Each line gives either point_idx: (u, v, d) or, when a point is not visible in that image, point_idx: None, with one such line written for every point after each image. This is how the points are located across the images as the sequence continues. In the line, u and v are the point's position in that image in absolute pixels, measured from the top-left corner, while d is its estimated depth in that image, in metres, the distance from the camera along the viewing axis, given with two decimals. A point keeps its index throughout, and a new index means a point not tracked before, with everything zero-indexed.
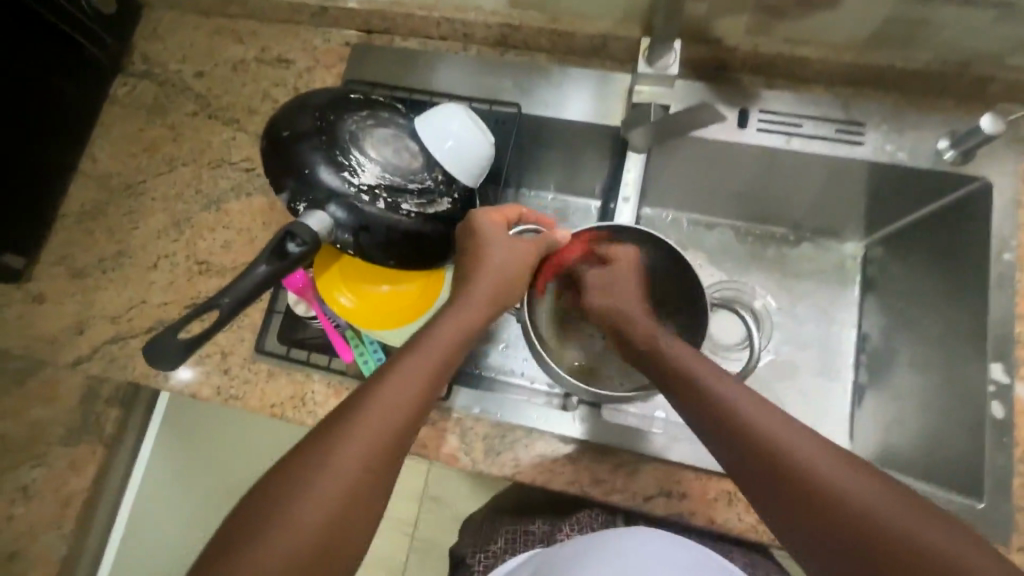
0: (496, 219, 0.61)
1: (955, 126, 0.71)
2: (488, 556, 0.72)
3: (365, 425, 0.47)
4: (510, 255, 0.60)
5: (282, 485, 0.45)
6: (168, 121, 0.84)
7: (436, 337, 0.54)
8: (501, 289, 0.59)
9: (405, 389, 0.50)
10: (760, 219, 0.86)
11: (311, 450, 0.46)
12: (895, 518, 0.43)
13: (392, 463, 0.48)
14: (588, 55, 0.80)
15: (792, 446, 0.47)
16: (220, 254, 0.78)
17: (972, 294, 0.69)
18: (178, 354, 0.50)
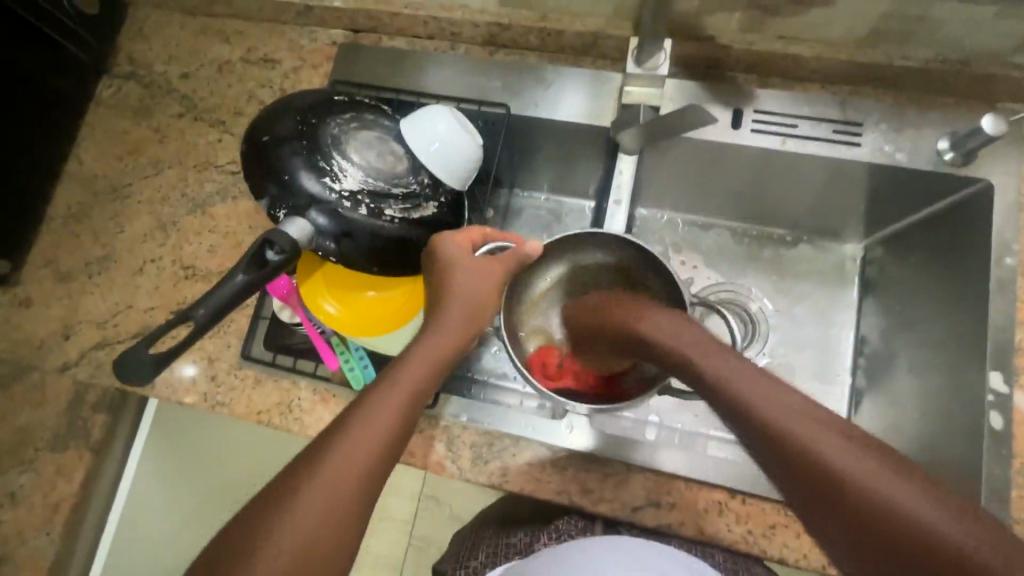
0: (462, 240, 0.60)
1: (957, 125, 0.69)
2: (468, 567, 0.72)
3: (351, 440, 0.47)
4: (478, 275, 0.59)
5: (251, 530, 0.43)
6: (154, 123, 0.83)
7: (412, 364, 0.53)
8: (474, 313, 0.59)
9: (390, 403, 0.50)
10: (756, 220, 0.84)
11: (280, 491, 0.44)
12: (939, 521, 0.35)
13: (368, 498, 0.46)
14: (579, 53, 0.78)
15: (785, 428, 0.42)
16: (207, 258, 0.77)
17: (972, 299, 0.67)
18: (147, 371, 0.51)
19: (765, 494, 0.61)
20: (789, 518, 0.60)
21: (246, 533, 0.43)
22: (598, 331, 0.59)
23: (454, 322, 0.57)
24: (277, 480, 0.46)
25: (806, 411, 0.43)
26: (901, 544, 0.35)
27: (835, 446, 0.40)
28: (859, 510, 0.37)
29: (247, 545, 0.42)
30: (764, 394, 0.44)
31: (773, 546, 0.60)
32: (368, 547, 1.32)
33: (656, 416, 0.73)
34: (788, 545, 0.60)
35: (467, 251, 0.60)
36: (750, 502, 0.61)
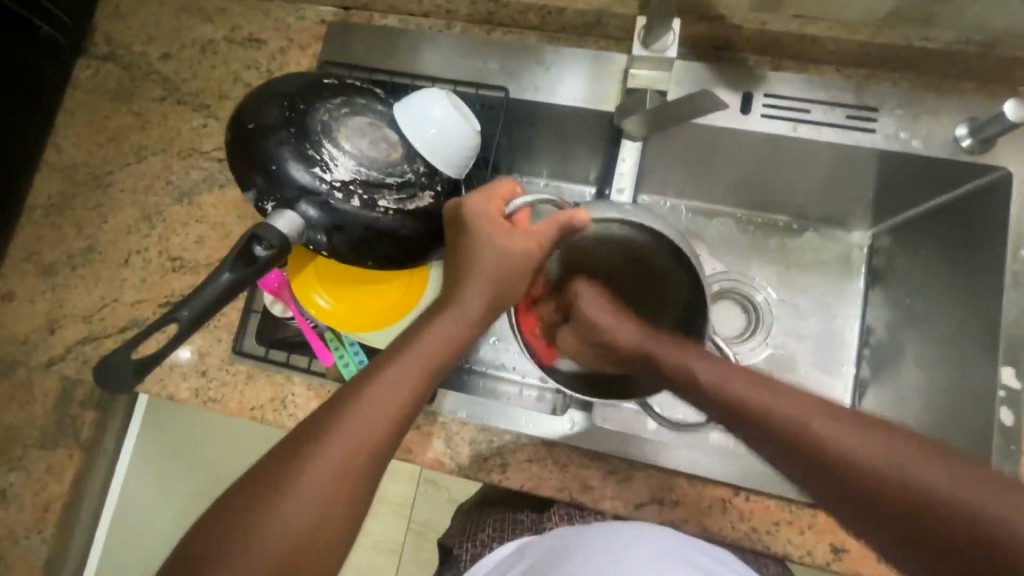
0: (491, 212, 0.53)
1: (975, 112, 0.66)
2: (475, 543, 0.70)
3: (361, 413, 0.46)
4: (506, 253, 0.53)
5: (236, 517, 0.43)
6: (136, 107, 0.79)
7: (418, 348, 0.50)
8: (494, 296, 0.53)
9: (402, 376, 0.49)
10: (762, 207, 0.82)
11: (274, 473, 0.44)
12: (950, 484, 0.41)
13: (361, 488, 0.45)
14: (580, 32, 0.74)
15: (803, 418, 0.47)
16: (194, 250, 0.74)
17: (986, 293, 0.65)
18: (127, 377, 0.49)
19: (768, 489, 0.60)
20: (793, 515, 0.60)
21: (229, 520, 0.43)
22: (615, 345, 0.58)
23: (473, 302, 0.53)
24: (267, 460, 0.45)
25: (834, 420, 0.46)
26: (932, 513, 0.41)
27: (865, 452, 0.44)
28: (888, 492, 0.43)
29: (231, 531, 0.42)
30: (771, 402, 0.49)
31: (776, 543, 0.59)
32: (367, 532, 1.33)
33: (659, 408, 0.72)
34: (792, 542, 0.59)
35: (495, 224, 0.53)
36: (754, 498, 0.60)
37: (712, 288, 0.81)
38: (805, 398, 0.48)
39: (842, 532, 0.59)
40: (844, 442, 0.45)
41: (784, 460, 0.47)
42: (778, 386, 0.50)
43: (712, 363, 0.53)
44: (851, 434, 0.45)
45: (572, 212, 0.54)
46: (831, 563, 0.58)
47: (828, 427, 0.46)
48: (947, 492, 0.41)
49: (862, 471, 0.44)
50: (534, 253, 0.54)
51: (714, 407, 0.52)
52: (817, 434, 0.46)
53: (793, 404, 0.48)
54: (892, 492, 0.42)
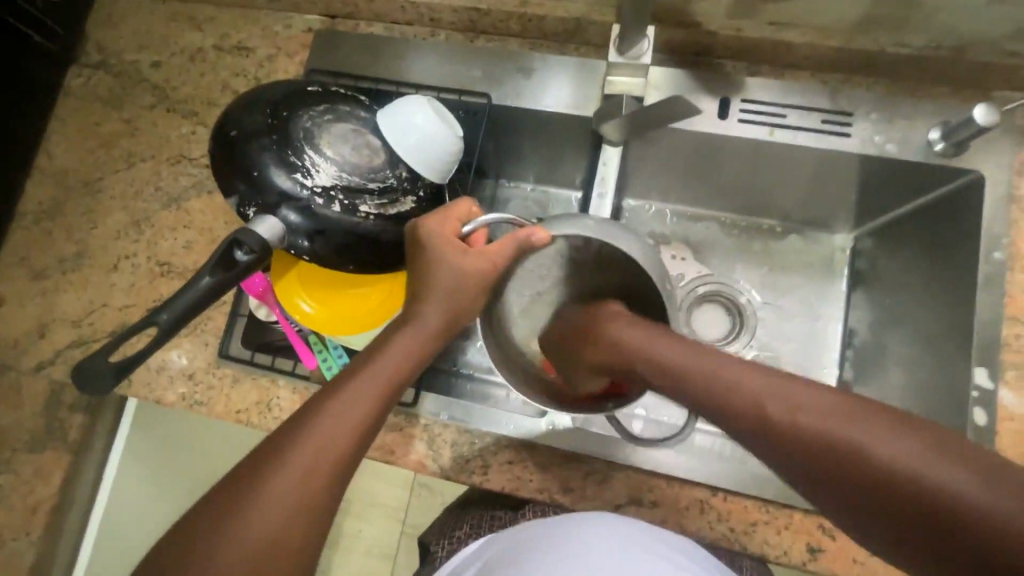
0: (446, 232, 0.54)
1: (948, 116, 0.67)
2: (451, 539, 0.71)
3: (329, 421, 0.47)
4: (461, 271, 0.55)
5: (206, 524, 0.43)
6: (126, 114, 0.80)
7: (386, 356, 0.52)
8: (454, 308, 0.55)
9: (369, 384, 0.50)
10: (745, 211, 0.83)
11: (242, 480, 0.45)
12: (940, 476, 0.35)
13: (331, 494, 0.46)
14: (562, 39, 0.75)
15: (771, 400, 0.43)
16: (182, 255, 0.75)
17: (962, 294, 0.65)
18: (107, 381, 0.50)
19: (747, 491, 0.61)
20: (770, 515, 0.60)
21: (194, 537, 0.43)
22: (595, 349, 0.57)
23: (434, 314, 0.54)
24: (230, 476, 0.46)
25: (803, 396, 0.42)
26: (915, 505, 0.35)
27: (836, 428, 0.39)
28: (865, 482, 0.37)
29: (195, 549, 0.42)
30: (739, 382, 0.45)
31: (754, 543, 0.59)
32: (361, 536, 1.33)
33: (642, 410, 0.73)
34: (769, 542, 0.59)
35: (450, 244, 0.54)
36: (732, 499, 0.61)
37: (696, 291, 0.82)
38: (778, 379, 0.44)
39: (819, 532, 0.59)
40: (812, 419, 0.40)
41: (753, 444, 0.43)
42: (746, 366, 0.46)
43: (679, 348, 0.50)
44: (821, 407, 0.40)
45: (530, 230, 0.55)
46: (808, 563, 0.59)
47: (795, 404, 0.42)
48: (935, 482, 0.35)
49: (832, 449, 0.39)
50: (489, 271, 0.56)
51: (680, 388, 0.49)
52: (783, 412, 0.41)
53: (760, 382, 0.44)
54: (865, 472, 0.37)
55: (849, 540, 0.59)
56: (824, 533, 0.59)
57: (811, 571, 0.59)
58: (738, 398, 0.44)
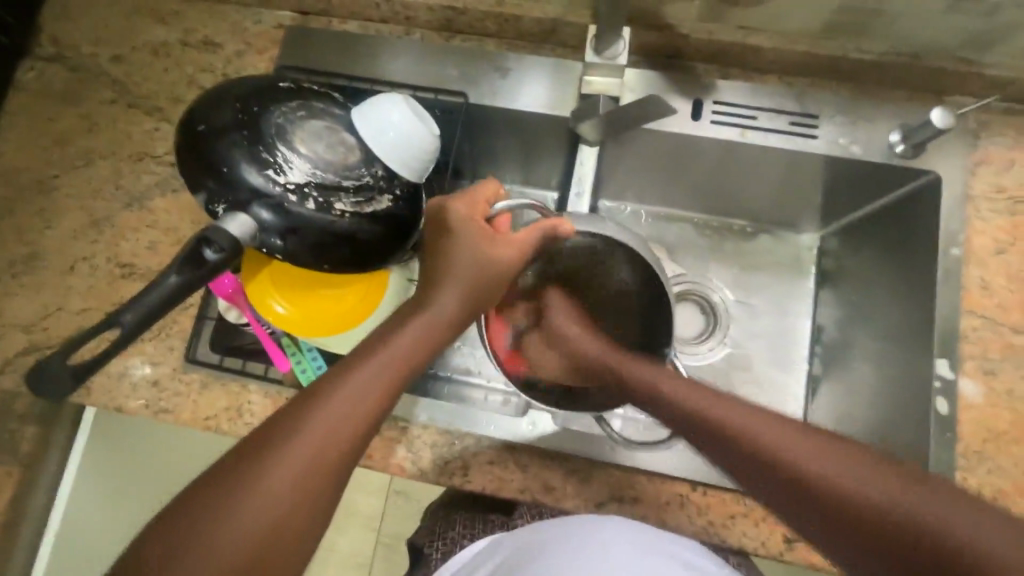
0: (474, 215, 0.54)
1: (907, 119, 0.70)
2: (445, 541, 0.70)
3: (331, 412, 0.45)
4: (485, 257, 0.53)
5: (188, 516, 0.41)
6: (83, 110, 0.77)
7: (393, 344, 0.49)
8: (471, 296, 0.53)
9: (375, 374, 0.47)
10: (717, 211, 0.85)
11: (232, 470, 0.42)
12: (927, 511, 0.40)
13: (324, 489, 0.44)
14: (537, 40, 0.76)
15: (771, 440, 0.48)
16: (145, 256, 0.72)
17: (923, 288, 0.68)
18: (64, 387, 0.47)
19: (726, 484, 0.61)
20: (747, 507, 0.61)
21: (175, 528, 0.41)
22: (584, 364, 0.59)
23: (449, 301, 0.52)
24: (216, 465, 0.43)
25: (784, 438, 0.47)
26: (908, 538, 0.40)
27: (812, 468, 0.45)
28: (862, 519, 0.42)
29: (174, 543, 0.40)
30: (738, 422, 0.50)
31: (733, 536, 0.60)
32: (336, 547, 1.29)
33: None
34: (747, 534, 0.60)
35: (477, 227, 0.54)
36: (710, 493, 0.62)
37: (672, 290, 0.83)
38: (772, 420, 0.49)
39: None
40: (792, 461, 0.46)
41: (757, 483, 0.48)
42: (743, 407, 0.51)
43: (674, 381, 0.55)
44: (799, 448, 0.46)
45: (553, 221, 0.55)
46: (785, 553, 0.60)
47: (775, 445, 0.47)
48: (924, 516, 0.40)
49: (833, 491, 0.44)
50: (512, 261, 0.55)
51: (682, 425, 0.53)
52: (784, 454, 0.46)
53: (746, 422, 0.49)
54: (866, 513, 0.42)
55: None
56: None
57: (787, 561, 0.60)
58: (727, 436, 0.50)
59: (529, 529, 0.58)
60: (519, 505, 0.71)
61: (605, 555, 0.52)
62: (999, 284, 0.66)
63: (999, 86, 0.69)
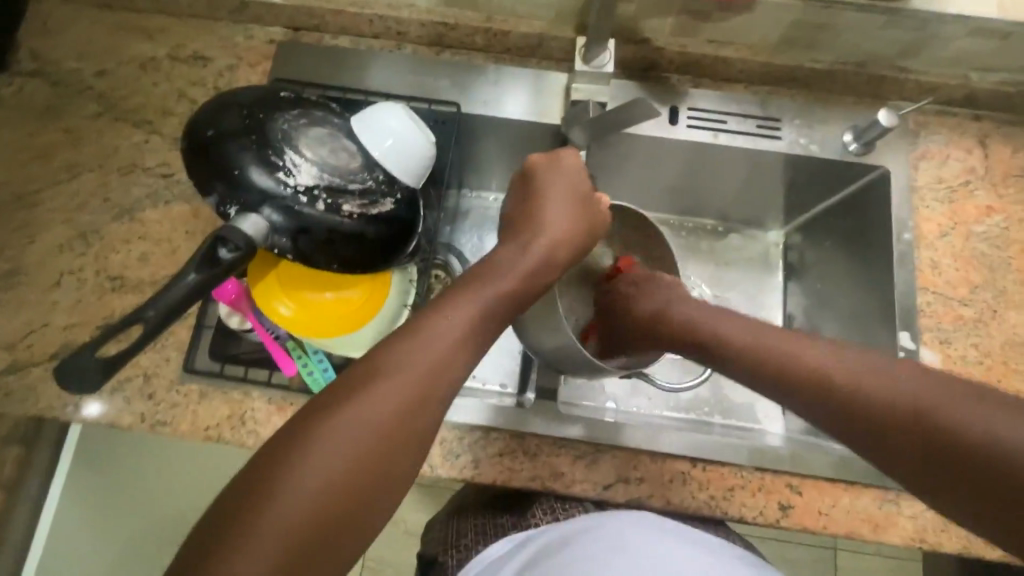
0: (574, 170, 0.63)
1: (856, 122, 0.78)
2: (460, 549, 0.69)
3: (399, 377, 0.46)
4: (577, 182, 0.63)
5: (257, 479, 0.41)
6: (66, 125, 0.75)
7: (455, 313, 0.50)
8: (557, 256, 0.58)
9: (439, 343, 0.48)
10: (690, 213, 0.91)
11: (299, 434, 0.43)
12: (981, 420, 0.44)
13: (387, 459, 0.44)
14: (523, 54, 0.81)
15: (829, 366, 0.52)
16: (137, 268, 0.71)
17: (880, 271, 0.75)
18: (93, 378, 0.49)
19: (723, 458, 0.65)
20: (744, 479, 0.65)
21: (242, 497, 0.41)
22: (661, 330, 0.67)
23: (533, 263, 0.57)
24: (283, 430, 0.44)
25: (836, 355, 0.52)
26: (965, 451, 0.44)
27: (856, 373, 0.50)
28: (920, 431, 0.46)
29: (245, 506, 0.40)
30: (802, 355, 0.54)
31: (733, 507, 0.64)
32: None
33: (613, 403, 0.79)
34: (746, 505, 0.64)
35: (568, 183, 0.63)
36: (709, 468, 0.65)
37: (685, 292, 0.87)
38: (828, 345, 0.53)
39: (787, 491, 0.65)
40: (856, 380, 0.50)
41: (811, 409, 0.52)
42: (805, 341, 0.55)
43: (732, 322, 0.62)
44: (860, 362, 0.51)
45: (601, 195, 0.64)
46: (780, 520, 0.64)
47: (823, 361, 0.52)
48: (981, 426, 0.44)
49: (896, 410, 0.47)
50: (603, 224, 0.64)
51: (743, 357, 0.58)
52: (840, 380, 0.51)
53: (804, 347, 0.54)
54: (925, 427, 0.46)
55: (813, 495, 0.64)
56: (792, 490, 0.65)
57: (783, 527, 0.64)
58: (783, 362, 0.55)
59: (582, 528, 0.58)
60: (531, 506, 0.69)
61: (611, 544, 0.55)
62: (945, 263, 0.74)
63: (932, 91, 0.78)
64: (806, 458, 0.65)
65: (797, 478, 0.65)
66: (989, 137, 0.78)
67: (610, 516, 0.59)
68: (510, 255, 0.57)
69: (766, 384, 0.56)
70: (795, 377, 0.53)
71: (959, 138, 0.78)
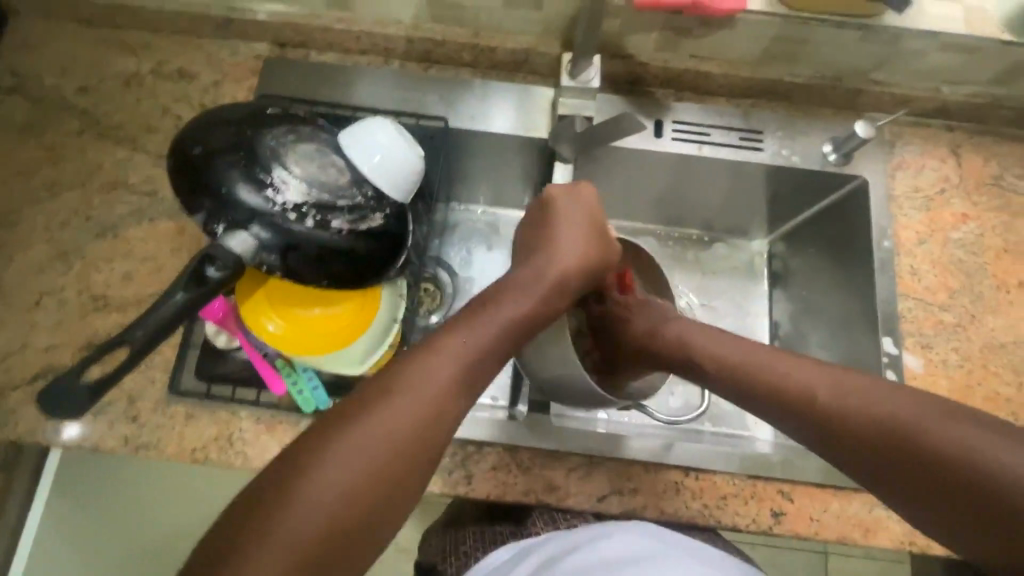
0: (587, 200, 0.64)
1: (835, 133, 0.80)
2: (459, 557, 0.69)
3: (413, 396, 0.45)
4: (592, 209, 0.64)
5: (264, 494, 0.41)
6: (47, 142, 0.74)
7: (466, 334, 0.51)
8: (566, 280, 0.59)
9: (453, 363, 0.48)
10: (676, 223, 0.92)
11: (308, 450, 0.42)
12: (963, 443, 0.46)
13: (398, 480, 0.43)
14: (509, 70, 0.82)
15: (819, 389, 0.53)
16: (120, 287, 0.70)
17: (863, 279, 0.77)
18: (75, 401, 0.48)
19: (714, 467, 0.66)
20: (737, 487, 0.65)
21: (249, 508, 0.40)
22: (654, 349, 0.68)
23: (546, 288, 0.57)
24: (293, 445, 0.44)
25: (827, 376, 0.54)
26: (949, 473, 0.46)
27: (846, 394, 0.52)
28: (909, 455, 0.47)
29: (251, 521, 0.40)
30: (792, 378, 0.55)
31: (727, 515, 0.64)
32: None
33: (604, 413, 0.79)
34: (739, 513, 0.65)
35: (579, 211, 0.63)
36: (702, 477, 0.66)
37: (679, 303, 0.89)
38: (819, 368, 0.55)
39: (779, 497, 0.65)
40: (843, 400, 0.52)
41: (800, 430, 0.54)
42: (797, 362, 0.57)
43: (721, 343, 0.63)
44: (851, 382, 0.52)
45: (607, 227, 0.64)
46: (773, 526, 0.64)
47: (813, 383, 0.54)
48: (965, 449, 0.46)
49: (884, 432, 0.49)
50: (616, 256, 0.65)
51: (733, 381, 0.60)
52: (830, 400, 0.52)
53: (796, 369, 0.56)
54: (913, 449, 0.47)
55: (805, 501, 0.65)
56: (784, 497, 0.65)
57: (776, 534, 0.64)
58: (775, 382, 0.56)
59: (591, 534, 0.58)
60: (530, 515, 0.69)
61: (611, 555, 0.55)
62: (924, 270, 0.76)
63: (906, 103, 0.81)
64: (797, 464, 0.66)
65: (788, 485, 0.65)
66: (962, 147, 0.81)
67: (609, 526, 0.59)
68: (524, 281, 0.57)
69: (757, 406, 0.58)
70: (794, 404, 0.54)
71: (933, 148, 0.80)
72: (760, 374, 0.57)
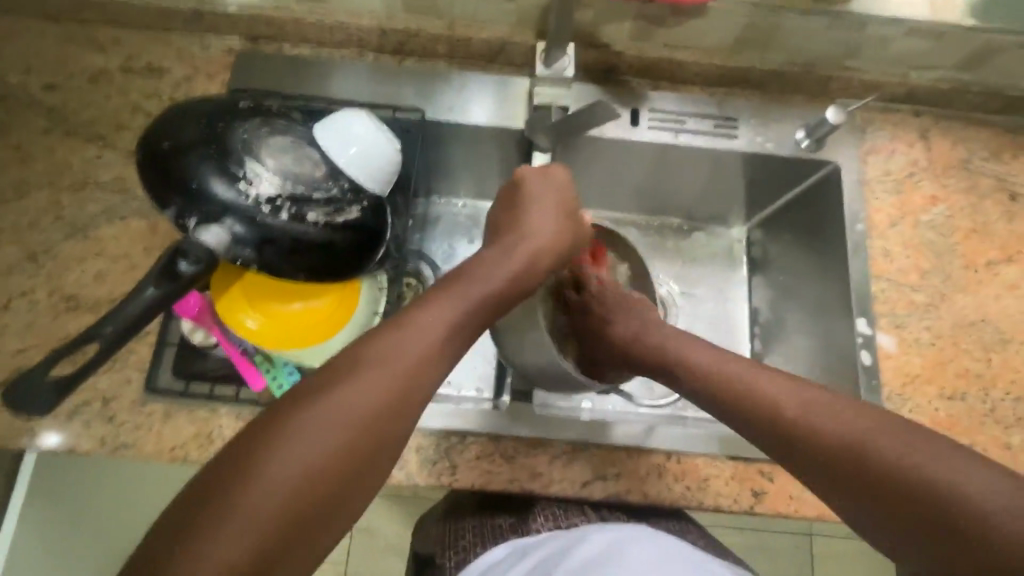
0: (560, 182, 0.65)
1: (808, 120, 0.81)
2: (457, 551, 0.69)
3: (383, 370, 0.46)
4: (563, 189, 0.65)
5: (233, 464, 0.40)
6: (14, 141, 0.73)
7: (438, 309, 0.51)
8: (540, 259, 0.60)
9: (425, 337, 0.48)
10: (656, 213, 0.93)
11: (278, 421, 0.42)
12: (925, 468, 0.45)
13: (367, 452, 0.43)
14: (485, 61, 0.82)
15: (788, 405, 0.54)
16: (92, 286, 0.68)
17: (836, 262, 0.79)
18: (47, 398, 0.49)
19: (696, 449, 0.66)
20: (719, 469, 0.66)
21: (212, 487, 0.40)
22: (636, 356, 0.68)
23: (519, 265, 0.57)
24: (263, 416, 0.43)
25: (797, 393, 0.54)
26: (908, 495, 0.45)
27: (813, 411, 0.52)
28: (876, 473, 0.47)
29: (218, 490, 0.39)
30: (764, 393, 0.55)
31: (709, 497, 0.65)
32: None
33: (588, 402, 0.80)
34: (721, 493, 0.66)
35: (551, 195, 0.64)
36: (684, 460, 0.66)
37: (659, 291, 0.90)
38: (791, 385, 0.55)
39: (760, 478, 0.66)
40: (811, 418, 0.52)
41: (769, 443, 0.54)
42: (770, 378, 0.57)
43: (700, 354, 0.63)
44: (823, 400, 0.52)
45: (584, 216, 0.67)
46: (754, 506, 0.65)
47: (783, 399, 0.54)
48: (927, 472, 0.45)
49: (848, 449, 0.48)
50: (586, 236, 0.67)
51: (708, 394, 0.60)
52: (799, 414, 0.52)
53: (767, 386, 0.56)
54: (876, 467, 0.47)
55: (784, 480, 0.66)
56: (765, 477, 0.66)
57: (758, 513, 0.66)
58: (747, 395, 0.56)
59: (589, 535, 0.60)
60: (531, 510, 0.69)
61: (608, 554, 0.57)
62: (897, 252, 0.77)
63: (876, 89, 0.82)
64: None
65: (768, 465, 0.66)
66: (930, 131, 0.82)
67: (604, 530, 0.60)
68: (497, 257, 0.57)
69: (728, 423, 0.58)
70: (763, 417, 0.54)
71: (903, 133, 0.82)
72: (734, 390, 0.58)
